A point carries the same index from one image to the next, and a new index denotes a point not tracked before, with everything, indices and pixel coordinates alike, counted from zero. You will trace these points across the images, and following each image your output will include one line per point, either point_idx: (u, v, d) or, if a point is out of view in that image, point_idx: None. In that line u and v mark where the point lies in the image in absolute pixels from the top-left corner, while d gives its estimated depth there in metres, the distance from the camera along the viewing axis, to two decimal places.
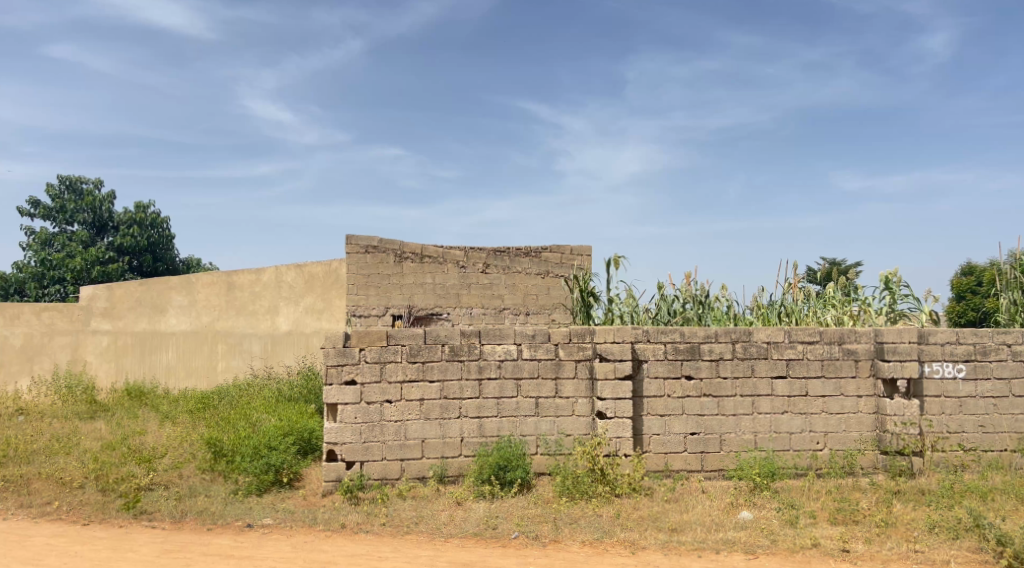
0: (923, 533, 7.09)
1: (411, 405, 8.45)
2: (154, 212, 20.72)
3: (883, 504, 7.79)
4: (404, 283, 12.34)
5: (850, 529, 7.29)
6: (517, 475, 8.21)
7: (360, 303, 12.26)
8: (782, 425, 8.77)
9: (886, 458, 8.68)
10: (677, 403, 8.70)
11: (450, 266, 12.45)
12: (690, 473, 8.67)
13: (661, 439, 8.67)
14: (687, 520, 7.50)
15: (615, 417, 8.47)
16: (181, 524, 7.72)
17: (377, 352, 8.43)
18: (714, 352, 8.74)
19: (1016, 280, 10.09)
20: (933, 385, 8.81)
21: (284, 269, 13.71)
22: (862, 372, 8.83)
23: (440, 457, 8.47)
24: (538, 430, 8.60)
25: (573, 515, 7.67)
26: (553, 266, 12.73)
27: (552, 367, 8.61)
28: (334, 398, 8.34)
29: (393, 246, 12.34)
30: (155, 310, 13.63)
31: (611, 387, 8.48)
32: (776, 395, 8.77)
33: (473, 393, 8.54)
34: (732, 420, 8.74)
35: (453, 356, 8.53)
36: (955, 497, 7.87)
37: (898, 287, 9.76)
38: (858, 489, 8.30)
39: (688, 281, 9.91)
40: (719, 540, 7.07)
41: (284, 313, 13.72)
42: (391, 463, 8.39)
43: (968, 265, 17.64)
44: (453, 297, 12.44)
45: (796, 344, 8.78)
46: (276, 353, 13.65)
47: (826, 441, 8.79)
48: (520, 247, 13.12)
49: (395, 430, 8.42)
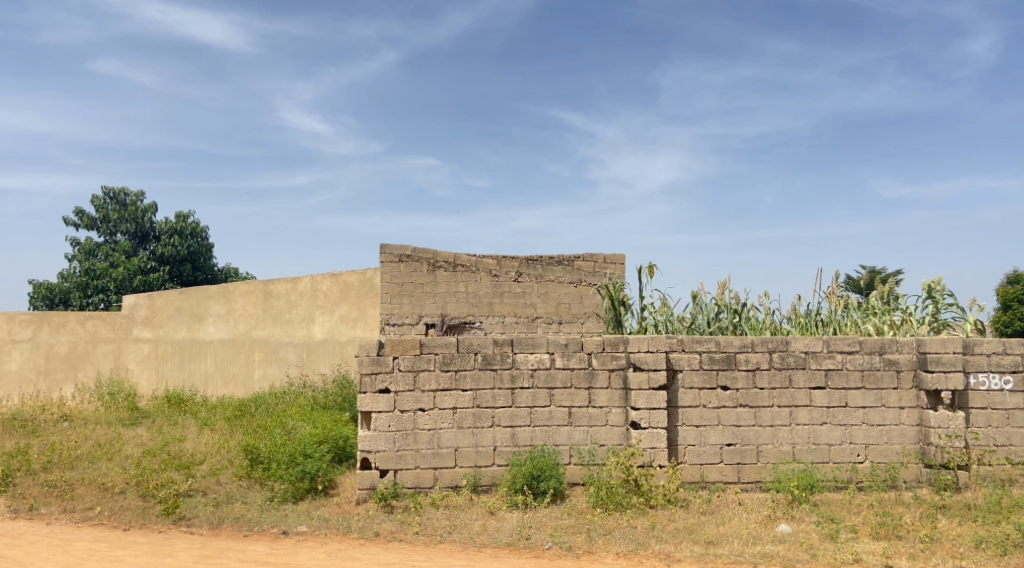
0: (970, 549, 6.87)
1: (444, 414, 8.46)
2: (194, 221, 21.14)
3: (928, 519, 7.59)
4: (438, 291, 12.42)
5: (894, 544, 7.09)
6: (551, 485, 8.16)
7: (394, 312, 12.36)
8: (821, 437, 8.59)
9: (931, 472, 8.47)
10: (714, 413, 8.58)
11: (483, 274, 12.48)
12: (726, 485, 8.55)
13: (697, 449, 8.56)
14: (724, 533, 7.38)
15: (649, 428, 8.38)
16: (218, 530, 7.81)
17: (410, 360, 8.45)
18: (751, 361, 8.61)
19: None
20: (979, 397, 8.56)
21: (320, 277, 13.88)
22: (904, 383, 8.64)
23: (473, 466, 8.46)
24: (571, 440, 8.55)
25: (607, 526, 7.60)
26: (586, 275, 12.63)
27: (585, 376, 8.56)
28: (369, 406, 8.39)
29: (426, 255, 12.44)
30: (194, 318, 13.86)
31: (645, 398, 8.40)
32: (815, 406, 8.61)
33: (506, 402, 8.53)
34: (769, 431, 8.59)
35: (486, 365, 8.52)
36: (1002, 512, 7.63)
37: (941, 295, 9.52)
38: (901, 503, 8.10)
39: (723, 289, 9.77)
40: (756, 553, 6.94)
41: (319, 321, 13.87)
42: (424, 471, 8.40)
43: (1014, 274, 17.15)
44: (486, 306, 12.45)
45: (835, 354, 8.63)
46: (312, 361, 13.80)
47: (867, 454, 8.60)
48: (553, 255, 13.09)
49: (428, 438, 8.43)
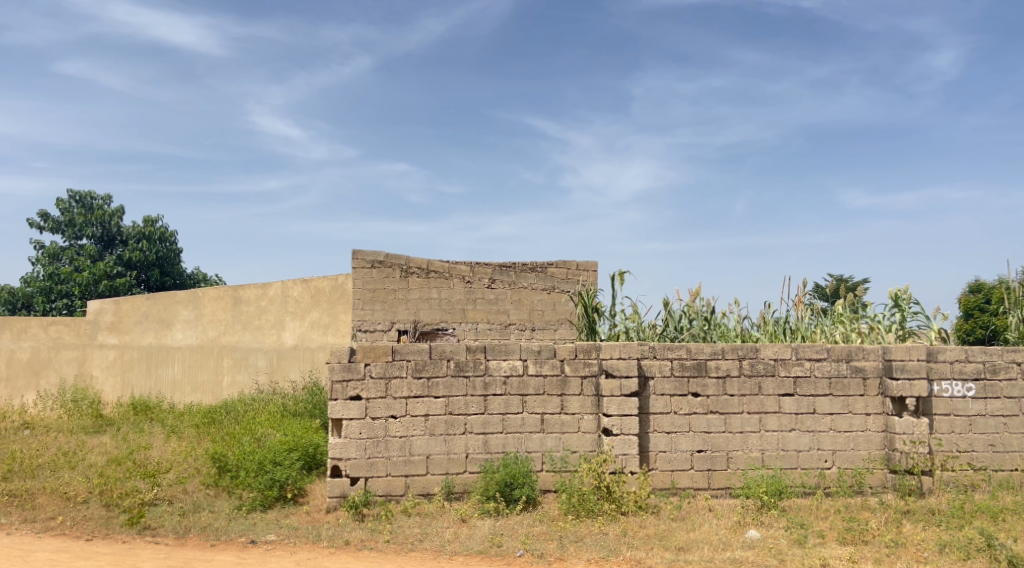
0: (934, 554, 6.97)
1: (415, 421, 8.42)
2: (162, 226, 20.84)
3: (893, 524, 7.70)
4: (410, 298, 12.37)
5: (860, 548, 7.17)
6: (523, 493, 8.16)
7: (366, 318, 12.30)
8: (790, 443, 8.70)
9: (896, 477, 8.60)
10: (685, 420, 8.64)
11: (456, 281, 12.47)
12: (697, 491, 8.61)
13: (668, 456, 8.61)
14: (694, 539, 7.43)
15: (621, 434, 8.42)
16: (184, 540, 7.68)
17: (382, 367, 8.41)
18: (721, 368, 8.70)
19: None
20: (941, 403, 8.73)
21: (291, 283, 13.76)
22: (870, 390, 8.77)
23: (445, 474, 8.43)
24: (543, 447, 8.56)
25: (579, 533, 7.61)
26: (559, 282, 12.73)
27: (558, 384, 8.58)
28: (339, 413, 8.33)
29: (398, 260, 12.38)
30: (162, 324, 13.66)
31: (617, 404, 8.44)
32: (783, 413, 8.71)
33: (479, 409, 8.51)
34: (739, 437, 8.68)
35: (458, 372, 8.50)
36: (965, 517, 7.75)
37: (907, 304, 9.70)
38: (868, 508, 8.22)
39: (694, 297, 9.87)
40: (726, 559, 6.98)
41: (290, 328, 13.76)
42: (395, 479, 8.35)
43: (975, 282, 17.52)
44: (459, 313, 12.44)
45: (803, 361, 8.74)
46: (282, 368, 13.67)
47: (834, 460, 8.71)
48: (526, 262, 13.13)
49: (399, 446, 8.38)
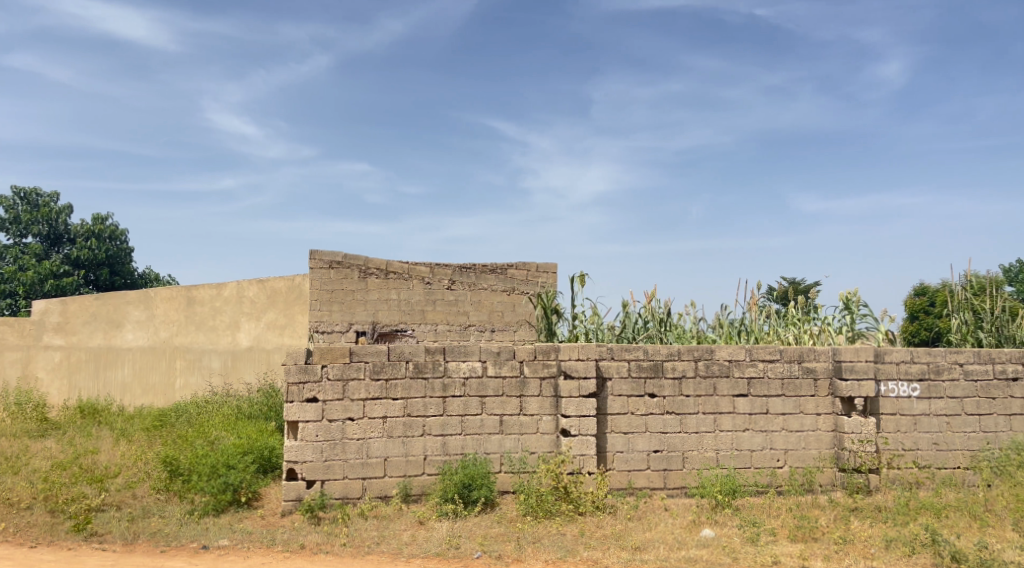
0: (880, 550, 7.16)
1: (373, 423, 8.38)
2: (112, 224, 20.38)
3: (842, 521, 7.89)
4: (368, 299, 12.30)
5: (810, 546, 7.33)
6: (481, 494, 8.16)
7: (323, 319, 12.18)
8: (743, 443, 8.86)
9: (844, 475, 8.81)
10: (642, 421, 8.74)
11: (415, 281, 12.42)
12: (653, 490, 8.72)
13: (625, 456, 8.70)
14: (650, 538, 7.52)
15: (579, 435, 8.48)
16: (133, 546, 7.52)
17: (339, 369, 8.34)
18: (677, 369, 8.82)
19: (967, 301, 10.17)
20: (888, 403, 8.97)
21: (246, 283, 13.57)
22: (821, 391, 8.97)
23: (403, 476, 8.39)
24: (502, 448, 8.58)
25: (536, 534, 7.64)
26: (518, 284, 12.79)
27: (517, 385, 8.62)
28: (296, 416, 8.24)
29: (357, 261, 12.30)
30: (111, 324, 13.35)
31: (576, 405, 8.50)
32: (738, 413, 8.87)
33: (437, 411, 8.50)
34: (694, 437, 8.81)
35: (416, 373, 8.48)
36: (910, 514, 7.97)
37: (857, 306, 9.94)
38: (818, 506, 8.40)
39: (652, 299, 9.98)
40: (681, 558, 7.07)
41: (245, 329, 13.57)
42: (352, 482, 8.29)
43: (920, 285, 18.06)
44: (418, 314, 12.40)
45: (757, 362, 8.91)
46: (237, 369, 13.47)
47: (786, 459, 8.90)
48: (485, 263, 13.16)
49: (357, 448, 8.33)
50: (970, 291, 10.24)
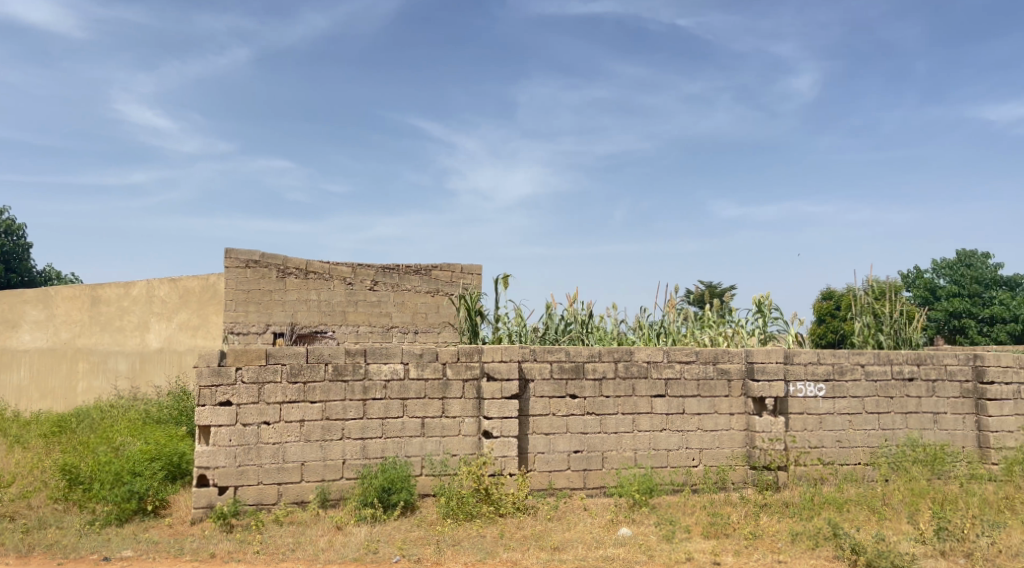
0: (787, 544, 7.42)
1: (290, 427, 8.18)
2: (9, 218, 19.34)
3: (752, 517, 8.14)
4: (287, 299, 12.01)
5: (722, 542, 7.53)
6: (401, 497, 8.07)
7: (239, 320, 11.85)
8: (661, 442, 9.04)
9: (755, 473, 9.10)
10: (563, 422, 8.82)
11: (337, 282, 12.21)
12: (573, 490, 8.80)
13: (545, 457, 8.76)
14: (569, 538, 7.59)
15: (501, 437, 8.50)
16: (27, 559, 7.13)
17: (255, 371, 8.12)
18: (598, 371, 8.93)
19: (869, 305, 10.62)
20: (796, 402, 9.31)
21: (157, 282, 13.04)
22: (734, 391, 9.24)
23: (320, 480, 8.23)
24: (423, 451, 8.51)
25: (456, 537, 7.60)
26: (443, 284, 12.73)
27: (439, 387, 8.57)
28: (208, 420, 7.99)
29: (275, 260, 12.00)
30: (7, 325, 12.78)
31: (498, 407, 8.51)
32: (655, 413, 9.05)
33: (357, 414, 8.36)
34: (614, 437, 8.94)
35: (336, 375, 8.32)
36: (815, 509, 8.29)
37: (768, 309, 10.28)
38: (730, 503, 8.65)
39: (573, 301, 10.08)
40: (598, 556, 7.16)
41: (155, 330, 13.05)
42: (267, 487, 8.09)
43: (827, 289, 18.87)
44: (339, 315, 12.19)
45: (674, 363, 9.12)
46: (146, 372, 12.93)
47: (701, 458, 9.13)
48: (408, 264, 13.08)
49: (272, 452, 8.12)
50: (872, 296, 10.69)
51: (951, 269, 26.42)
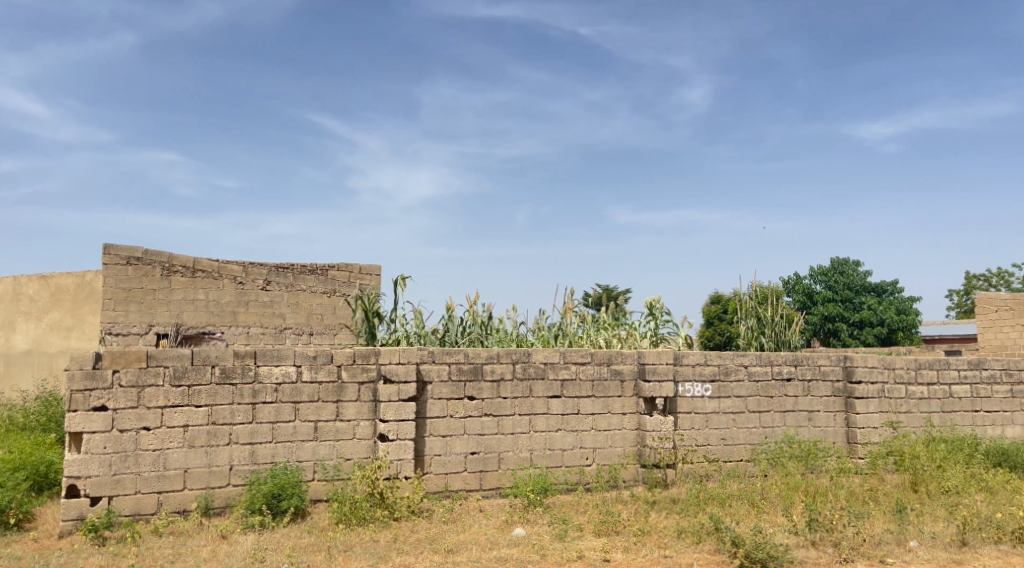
0: (673, 539, 7.64)
1: (172, 432, 7.80)
2: None
3: (641, 514, 8.35)
4: (172, 298, 11.45)
5: (612, 539, 7.69)
6: (291, 504, 7.82)
7: (118, 320, 11.21)
8: (556, 442, 9.15)
9: (645, 471, 9.34)
10: (460, 423, 8.78)
11: (227, 281, 11.75)
12: (469, 492, 8.77)
13: (442, 459, 8.70)
14: (463, 540, 7.56)
15: (397, 440, 8.39)
16: None
17: (134, 375, 7.70)
18: (495, 372, 8.94)
19: (753, 309, 11.11)
20: (684, 402, 9.62)
21: (25, 279, 12.32)
22: (627, 391, 9.46)
23: (204, 488, 7.88)
24: (315, 455, 8.29)
25: (348, 542, 7.42)
26: (339, 285, 12.53)
27: (334, 390, 8.37)
28: (80, 426, 7.52)
29: (160, 258, 11.43)
30: None
31: (394, 409, 8.40)
32: (551, 414, 9.15)
33: (246, 418, 8.05)
34: (510, 438, 8.98)
35: (224, 379, 7.99)
36: (700, 504, 8.57)
37: (660, 312, 10.60)
38: (621, 501, 8.83)
39: (472, 303, 10.07)
40: (492, 557, 7.16)
41: (21, 330, 12.34)
42: (146, 497, 7.68)
43: (714, 294, 19.64)
44: (229, 316, 11.73)
45: (570, 364, 9.25)
46: (11, 375, 12.18)
47: (594, 457, 9.30)
48: (304, 264, 12.81)
49: (152, 460, 7.72)
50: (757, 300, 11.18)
51: (826, 275, 27.93)
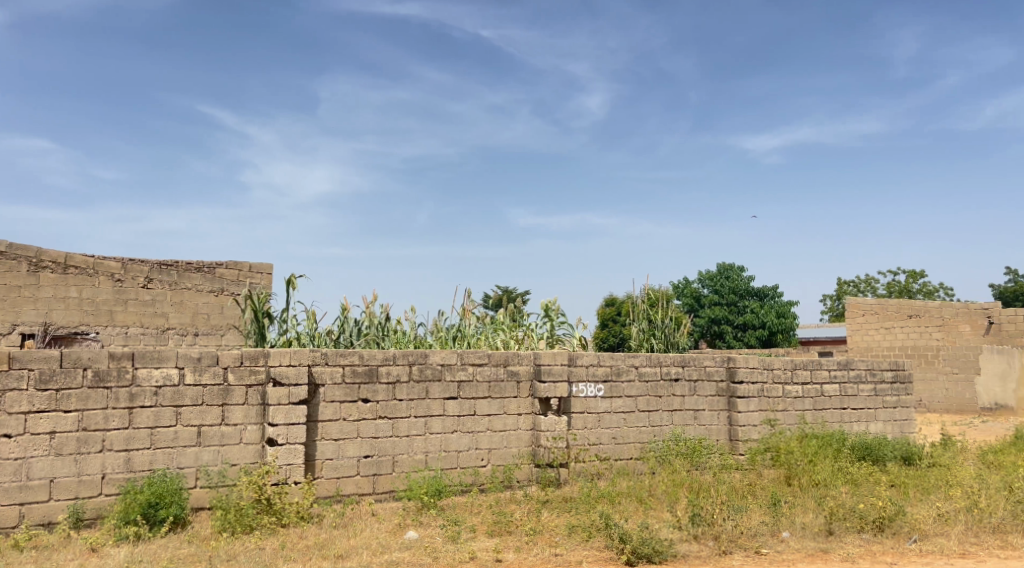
0: (563, 537, 7.72)
1: (37, 440, 7.26)
2: None
3: (533, 514, 8.40)
4: (40, 296, 10.70)
5: (504, 539, 7.69)
6: (169, 513, 7.42)
7: None
8: (451, 444, 9.09)
9: (539, 470, 9.41)
10: (353, 426, 8.58)
11: (103, 279, 11.08)
12: (361, 496, 8.59)
13: (333, 463, 8.47)
14: (353, 545, 7.38)
15: (286, 444, 8.11)
16: None
17: None
18: (391, 374, 8.79)
19: (644, 311, 11.41)
20: (578, 402, 9.76)
21: None
22: (522, 392, 9.51)
23: (73, 498, 7.37)
24: (198, 462, 7.91)
25: (231, 551, 7.10)
26: (228, 284, 12.06)
27: (219, 393, 8.01)
28: None
29: (27, 252, 10.67)
30: None
31: (284, 412, 8.11)
32: (447, 416, 9.08)
33: (121, 423, 7.59)
34: (405, 441, 8.85)
35: (97, 382, 7.51)
36: (591, 502, 8.70)
37: (556, 314, 10.72)
38: (514, 501, 8.86)
39: (369, 304, 9.88)
40: (383, 561, 7.02)
41: None
42: (5, 509, 7.12)
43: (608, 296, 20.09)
44: (105, 315, 11.04)
45: (467, 366, 9.21)
46: None
47: (489, 458, 9.30)
48: (189, 261, 12.27)
49: (13, 469, 7.17)
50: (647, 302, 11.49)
51: (713, 280, 29.11)
